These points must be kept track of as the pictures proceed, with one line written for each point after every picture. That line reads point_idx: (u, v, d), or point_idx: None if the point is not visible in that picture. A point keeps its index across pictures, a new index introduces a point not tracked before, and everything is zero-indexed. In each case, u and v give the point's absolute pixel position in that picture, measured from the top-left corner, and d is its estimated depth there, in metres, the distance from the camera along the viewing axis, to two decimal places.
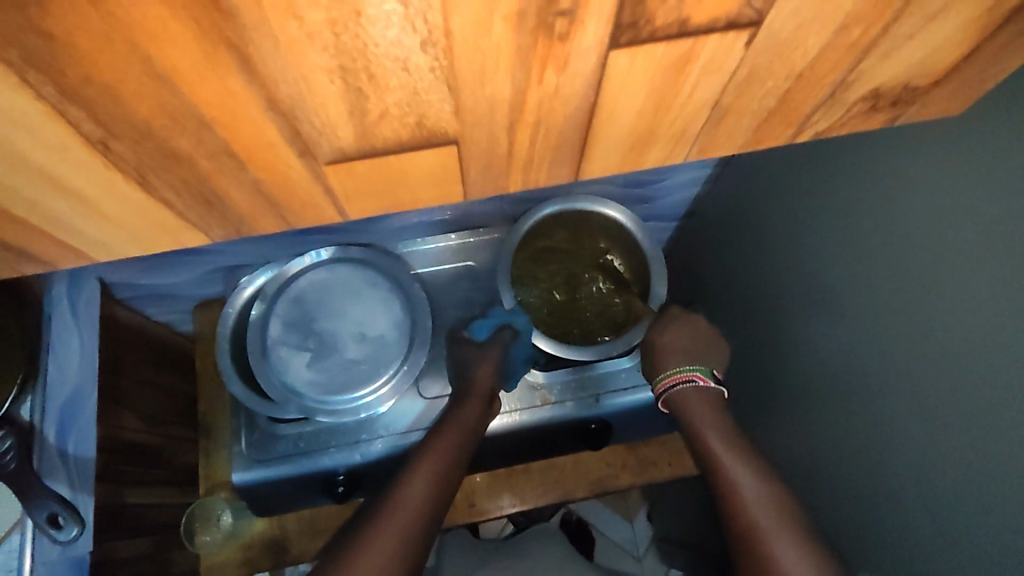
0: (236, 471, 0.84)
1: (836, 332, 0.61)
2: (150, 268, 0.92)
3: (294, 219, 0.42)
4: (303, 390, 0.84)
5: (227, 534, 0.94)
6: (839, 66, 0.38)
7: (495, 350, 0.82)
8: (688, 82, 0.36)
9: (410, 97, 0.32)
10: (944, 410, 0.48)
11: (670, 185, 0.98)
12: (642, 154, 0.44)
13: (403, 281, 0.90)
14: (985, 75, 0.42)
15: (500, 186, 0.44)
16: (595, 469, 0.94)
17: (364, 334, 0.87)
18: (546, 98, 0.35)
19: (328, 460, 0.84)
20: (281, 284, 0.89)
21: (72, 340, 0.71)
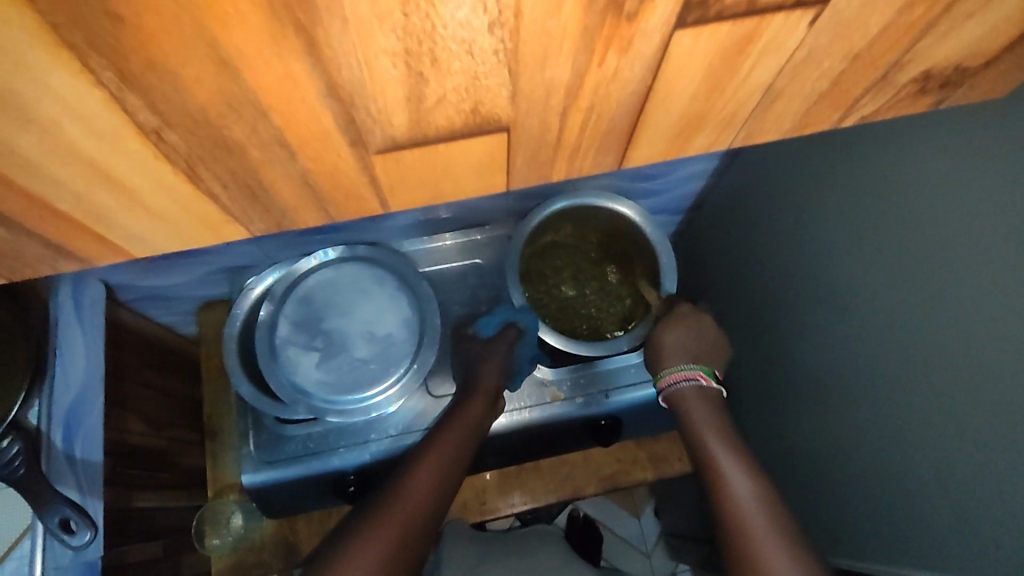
0: (246, 473, 0.81)
1: (862, 323, 0.61)
2: (151, 269, 0.90)
3: (336, 212, 0.41)
4: (312, 391, 0.81)
5: (238, 536, 0.95)
6: (896, 46, 0.37)
7: (500, 350, 0.82)
8: (746, 64, 0.36)
9: (469, 82, 0.31)
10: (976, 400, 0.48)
11: (680, 177, 0.96)
12: (687, 141, 0.43)
13: (412, 279, 0.87)
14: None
15: (543, 175, 0.43)
16: (606, 465, 0.97)
17: (372, 334, 0.84)
18: (604, 82, 0.34)
19: (337, 461, 0.81)
20: (289, 284, 0.86)
21: (76, 342, 0.71)
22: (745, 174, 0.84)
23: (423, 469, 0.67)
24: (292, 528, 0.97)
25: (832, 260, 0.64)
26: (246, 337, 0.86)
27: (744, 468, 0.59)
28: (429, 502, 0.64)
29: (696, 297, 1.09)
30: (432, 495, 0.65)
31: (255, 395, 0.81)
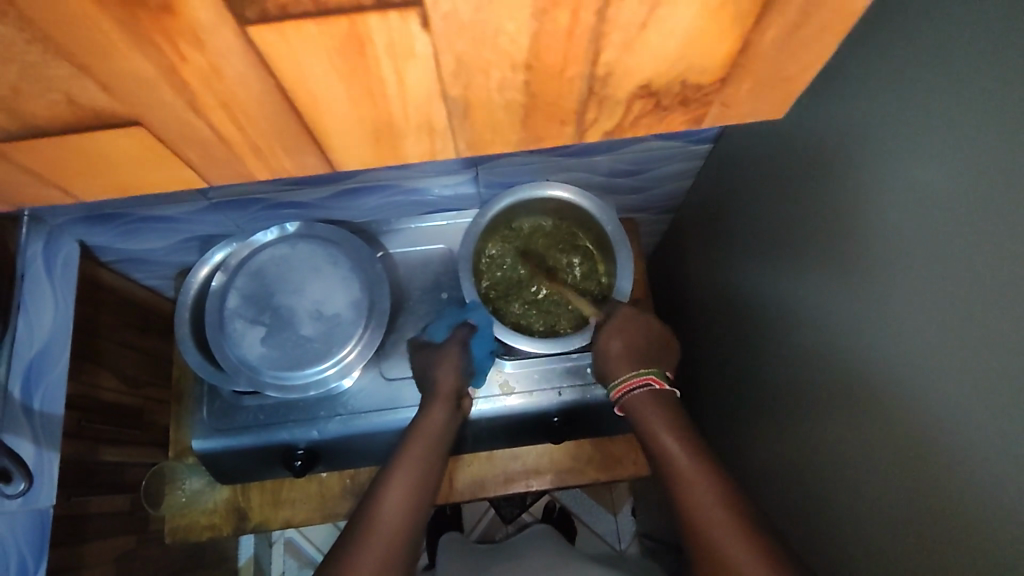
0: (196, 437, 0.82)
1: (846, 317, 0.50)
2: (126, 232, 0.83)
3: (22, 197, 0.40)
4: (256, 365, 0.79)
5: (191, 498, 0.89)
6: (573, 56, 0.33)
7: (453, 351, 0.76)
8: (383, 67, 0.32)
9: (31, 73, 0.29)
10: (912, 434, 0.43)
11: (664, 172, 0.89)
12: (398, 145, 0.40)
13: (365, 260, 0.84)
14: (768, 70, 0.38)
15: (243, 173, 0.40)
16: (563, 461, 0.87)
17: (318, 312, 0.82)
18: (209, 79, 0.31)
19: (286, 435, 0.82)
20: (243, 257, 0.84)
21: (47, 303, 0.76)
22: (721, 172, 0.78)
23: (396, 487, 0.64)
24: (245, 495, 0.89)
25: (815, 241, 0.54)
26: (200, 306, 0.85)
27: (714, 487, 0.57)
28: (411, 514, 0.63)
29: (682, 297, 1.02)
30: (410, 503, 0.64)
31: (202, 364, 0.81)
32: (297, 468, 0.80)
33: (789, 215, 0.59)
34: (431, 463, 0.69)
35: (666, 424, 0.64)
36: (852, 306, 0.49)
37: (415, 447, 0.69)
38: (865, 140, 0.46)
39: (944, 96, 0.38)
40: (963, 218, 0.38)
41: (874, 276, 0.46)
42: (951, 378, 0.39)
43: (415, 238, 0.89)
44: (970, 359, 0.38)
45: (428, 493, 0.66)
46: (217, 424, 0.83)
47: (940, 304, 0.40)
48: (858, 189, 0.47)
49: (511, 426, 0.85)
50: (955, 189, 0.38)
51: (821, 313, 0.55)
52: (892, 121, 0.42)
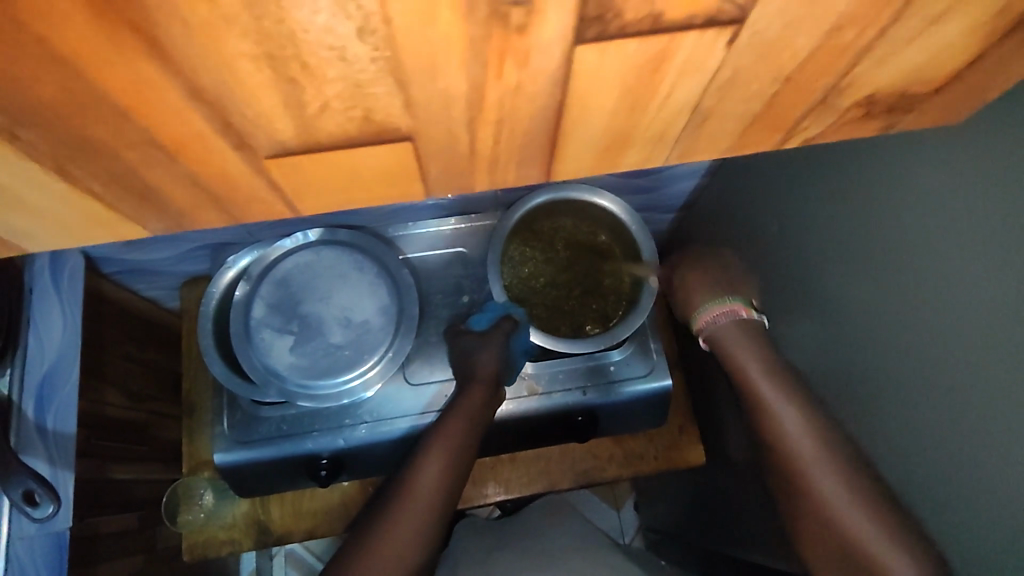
0: (219, 451, 0.84)
1: (841, 328, 0.58)
2: (134, 245, 0.88)
3: (241, 214, 0.39)
4: (286, 374, 0.82)
5: (210, 513, 0.94)
6: (830, 70, 0.35)
7: (498, 340, 0.83)
8: (665, 81, 0.33)
9: (352, 90, 0.29)
10: (892, 437, 0.52)
11: (673, 177, 0.93)
12: (619, 155, 0.41)
13: (392, 267, 0.87)
14: (985, 83, 0.39)
15: (464, 186, 0.41)
16: (582, 459, 0.97)
17: (349, 319, 0.84)
18: (507, 94, 0.32)
19: (312, 444, 0.84)
20: (266, 264, 0.86)
21: (54, 314, 0.73)
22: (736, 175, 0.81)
23: (433, 461, 0.74)
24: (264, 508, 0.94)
25: (813, 258, 0.62)
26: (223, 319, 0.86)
27: (803, 410, 0.54)
28: (442, 492, 0.73)
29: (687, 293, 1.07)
30: (444, 479, 0.74)
31: (227, 375, 0.83)
32: (324, 477, 0.84)
33: (799, 234, 0.64)
34: (466, 441, 0.77)
35: (752, 333, 0.58)
36: (853, 325, 0.56)
37: (453, 427, 0.77)
38: (880, 186, 0.51)
39: (967, 163, 0.44)
40: (966, 270, 0.44)
41: (876, 304, 0.53)
42: (948, 406, 0.46)
43: (428, 242, 0.92)
44: (958, 389, 0.45)
45: (458, 471, 0.75)
46: (239, 437, 0.84)
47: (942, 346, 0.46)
48: (858, 229, 0.54)
49: (534, 428, 0.91)
50: (949, 267, 0.45)
51: (827, 328, 0.60)
52: (902, 173, 0.49)
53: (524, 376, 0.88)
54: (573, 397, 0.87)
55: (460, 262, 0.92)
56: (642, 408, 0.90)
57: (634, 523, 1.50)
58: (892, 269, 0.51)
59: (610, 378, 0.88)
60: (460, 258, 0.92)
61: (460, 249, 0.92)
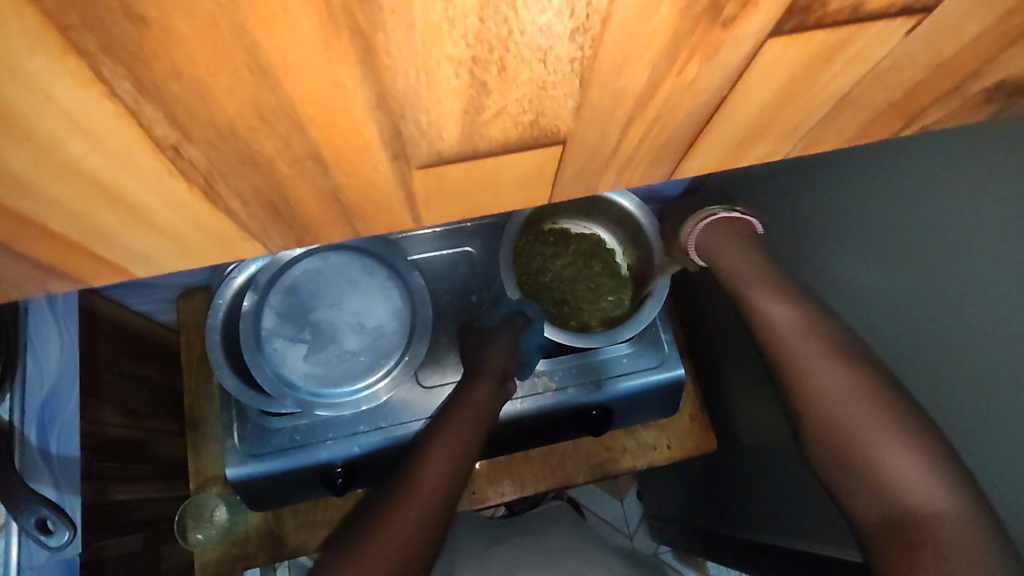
0: (230, 466, 0.82)
1: (873, 313, 0.61)
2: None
3: (364, 227, 0.37)
4: (299, 383, 0.81)
5: (224, 530, 0.96)
6: (981, 56, 0.35)
7: (506, 337, 0.85)
8: (828, 73, 0.32)
9: (534, 92, 0.27)
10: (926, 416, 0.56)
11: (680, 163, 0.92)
12: (746, 151, 0.40)
13: (402, 270, 0.85)
14: None
15: (589, 189, 0.40)
16: (594, 453, 1.02)
17: (362, 325, 0.84)
18: (678, 91, 0.30)
19: (325, 453, 0.83)
20: (274, 271, 0.81)
21: (53, 340, 0.71)
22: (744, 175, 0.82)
23: (439, 449, 0.75)
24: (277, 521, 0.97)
25: (838, 243, 0.64)
26: (230, 329, 0.82)
27: (794, 307, 0.65)
28: (448, 483, 0.73)
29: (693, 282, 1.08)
30: (449, 472, 0.74)
31: (239, 388, 0.80)
32: (339, 486, 0.83)
33: (818, 223, 0.67)
34: (473, 431, 0.78)
35: (765, 277, 0.70)
36: (883, 310, 0.59)
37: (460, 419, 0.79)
38: (910, 181, 0.54)
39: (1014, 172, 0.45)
40: (993, 267, 0.47)
41: (905, 293, 0.56)
42: (975, 392, 0.50)
43: (431, 243, 0.89)
44: (983, 378, 0.49)
45: (466, 463, 0.76)
46: (252, 448, 0.83)
47: (973, 336, 0.49)
48: (889, 221, 0.57)
49: (549, 425, 0.91)
50: (986, 266, 0.48)
51: (859, 313, 0.63)
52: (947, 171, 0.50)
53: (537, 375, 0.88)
54: (586, 393, 0.87)
55: (467, 262, 0.90)
56: (649, 397, 0.91)
57: (638, 512, 1.51)
58: (925, 261, 0.53)
59: (618, 372, 0.87)
60: (467, 257, 0.90)
61: (467, 248, 0.90)
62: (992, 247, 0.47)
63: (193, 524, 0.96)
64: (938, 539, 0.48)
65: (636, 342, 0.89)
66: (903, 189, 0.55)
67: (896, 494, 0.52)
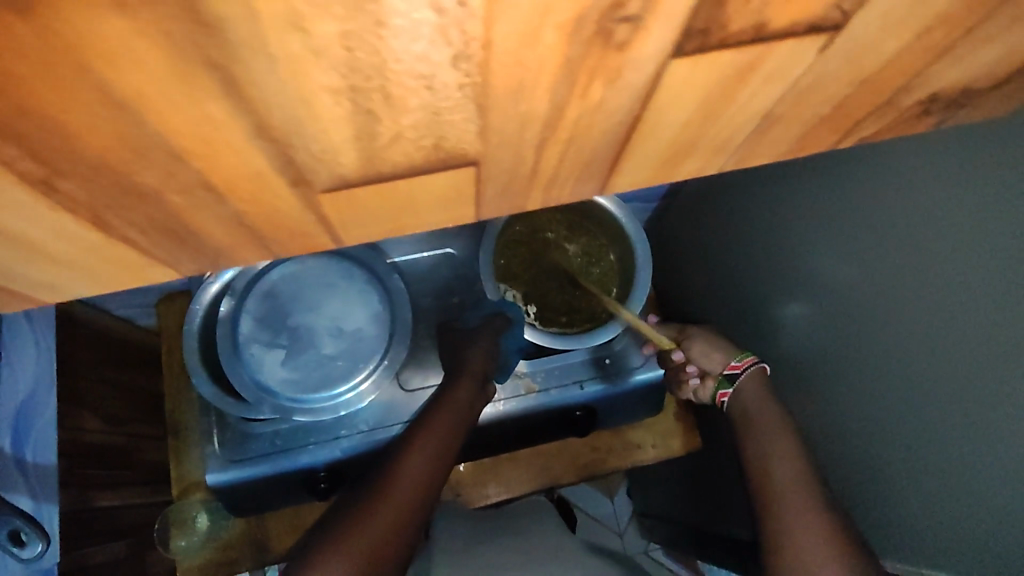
0: (211, 471, 0.81)
1: (845, 321, 0.61)
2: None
3: (280, 249, 0.36)
4: (277, 389, 0.80)
5: (205, 535, 0.96)
6: (908, 71, 0.34)
7: (485, 338, 0.83)
8: (746, 91, 0.31)
9: (430, 118, 0.27)
10: (903, 423, 0.56)
11: None
12: (677, 166, 0.39)
13: (380, 273, 0.84)
14: None
15: (517, 206, 0.39)
16: (580, 453, 1.03)
17: (339, 329, 0.82)
18: (587, 112, 0.30)
19: (308, 458, 0.82)
20: (250, 278, 0.80)
21: (23, 344, 0.64)
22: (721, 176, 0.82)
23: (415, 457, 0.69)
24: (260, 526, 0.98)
25: (813, 248, 0.64)
26: (208, 334, 0.83)
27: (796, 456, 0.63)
28: (425, 491, 0.68)
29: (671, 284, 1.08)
30: (427, 477, 0.69)
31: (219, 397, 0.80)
32: (322, 490, 0.83)
33: (801, 226, 0.66)
34: (450, 440, 0.74)
35: (773, 415, 0.67)
36: (867, 313, 0.58)
37: (437, 426, 0.74)
38: (890, 181, 0.53)
39: (980, 175, 0.45)
40: (981, 257, 0.46)
41: (881, 298, 0.55)
42: (968, 390, 0.48)
43: (412, 245, 0.87)
44: (978, 373, 0.47)
45: (441, 472, 0.71)
46: (232, 455, 0.81)
47: (963, 333, 0.48)
48: (864, 225, 0.57)
49: (532, 425, 0.91)
50: (962, 270, 0.47)
51: (833, 318, 0.62)
52: (914, 175, 0.50)
53: (520, 375, 0.87)
54: (569, 393, 0.86)
55: (449, 265, 0.89)
56: (632, 396, 0.90)
57: (628, 510, 1.50)
58: (902, 267, 0.53)
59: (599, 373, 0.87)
60: (449, 259, 0.89)
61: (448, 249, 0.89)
62: (980, 240, 0.46)
63: (177, 531, 0.96)
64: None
65: (618, 340, 0.88)
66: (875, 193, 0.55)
67: None
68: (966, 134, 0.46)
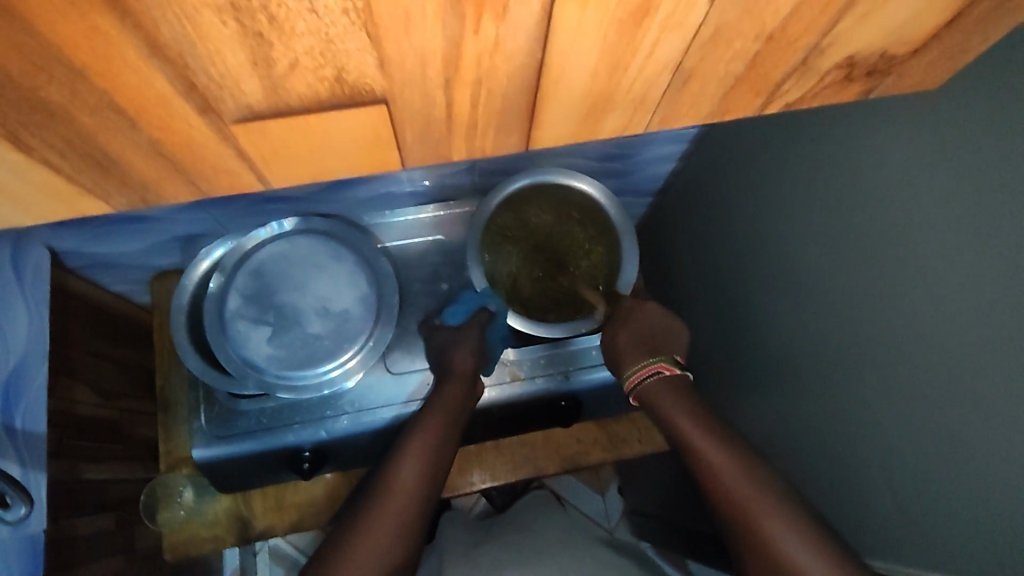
0: (197, 448, 0.79)
1: (828, 298, 0.60)
2: (100, 234, 0.82)
3: (207, 187, 0.38)
4: (263, 366, 0.78)
5: (190, 512, 0.89)
6: (814, 27, 0.35)
7: (472, 333, 0.79)
8: (647, 38, 0.32)
9: (323, 46, 0.28)
10: (881, 394, 0.53)
11: (651, 158, 0.95)
12: (598, 121, 0.40)
13: (368, 255, 0.83)
14: (968, 46, 0.40)
15: (441, 153, 0.40)
16: (567, 445, 0.92)
17: (326, 309, 0.81)
18: (486, 52, 0.31)
19: (292, 437, 0.80)
20: (241, 256, 0.81)
21: (18, 317, 0.71)
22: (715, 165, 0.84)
23: (409, 460, 0.66)
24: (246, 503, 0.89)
25: (795, 232, 0.65)
26: (196, 311, 0.82)
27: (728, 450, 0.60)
28: (425, 489, 0.66)
29: (666, 278, 1.09)
30: (427, 476, 0.67)
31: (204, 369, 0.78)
32: (307, 471, 0.80)
33: (792, 207, 0.64)
34: (445, 436, 0.71)
35: (696, 414, 0.64)
36: (858, 290, 0.55)
37: (427, 425, 0.71)
38: (872, 148, 0.52)
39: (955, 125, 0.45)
40: (955, 208, 0.44)
41: (866, 267, 0.54)
42: (956, 359, 0.45)
43: (405, 231, 0.89)
44: (964, 336, 0.44)
45: (438, 470, 0.68)
46: (219, 431, 0.80)
47: (948, 292, 0.45)
48: (845, 198, 0.56)
49: (517, 414, 0.88)
50: (941, 225, 0.46)
51: (819, 296, 0.61)
52: (895, 132, 0.50)
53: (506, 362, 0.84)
54: (556, 383, 0.83)
55: (438, 251, 0.89)
56: (623, 391, 0.88)
57: (619, 507, 1.48)
58: (885, 231, 0.51)
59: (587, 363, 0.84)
60: (440, 246, 0.89)
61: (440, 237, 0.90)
62: (956, 192, 0.44)
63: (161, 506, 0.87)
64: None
65: None
66: (856, 163, 0.54)
67: None
68: (943, 86, 0.45)
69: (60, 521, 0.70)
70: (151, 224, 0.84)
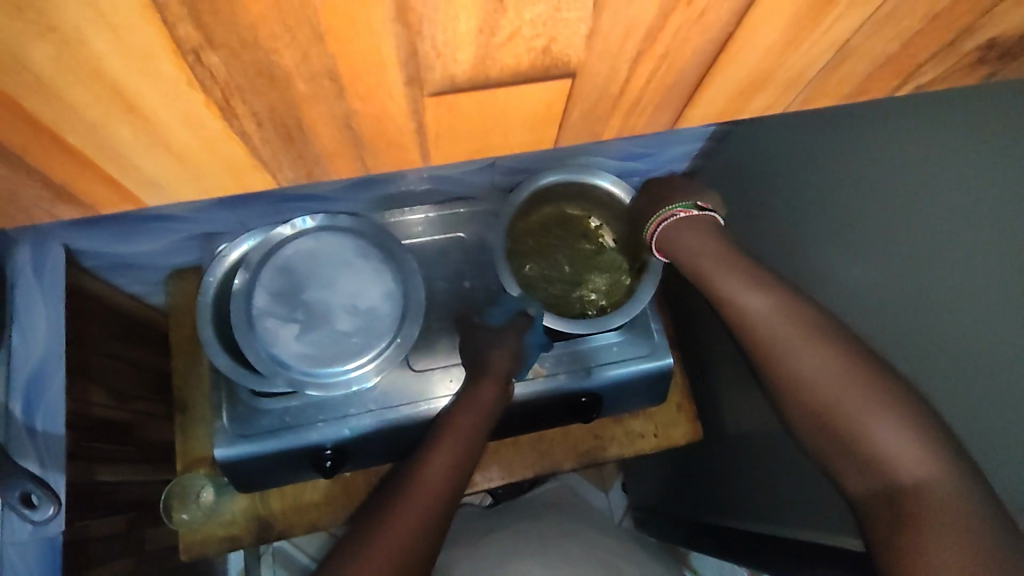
0: (218, 448, 0.72)
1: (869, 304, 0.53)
2: (119, 234, 0.73)
3: (372, 161, 0.38)
4: (292, 363, 0.70)
5: (210, 511, 0.83)
6: (980, 7, 0.35)
7: (512, 336, 0.72)
8: (833, 14, 0.33)
9: (549, 14, 0.28)
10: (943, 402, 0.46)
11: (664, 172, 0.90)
12: (747, 100, 0.41)
13: (396, 252, 0.76)
14: None
15: (596, 130, 0.41)
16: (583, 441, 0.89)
17: (355, 307, 0.73)
18: (688, 23, 0.31)
19: (316, 436, 0.73)
20: (266, 250, 0.74)
21: (37, 310, 0.65)
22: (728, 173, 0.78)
23: (442, 452, 0.60)
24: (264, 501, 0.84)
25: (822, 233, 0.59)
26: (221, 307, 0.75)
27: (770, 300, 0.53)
28: (454, 490, 0.57)
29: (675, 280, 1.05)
30: (455, 475, 0.59)
31: (233, 368, 0.71)
32: (329, 467, 0.73)
33: (824, 207, 0.58)
34: (477, 435, 0.64)
35: (735, 263, 0.56)
36: (881, 304, 0.51)
37: (466, 417, 0.65)
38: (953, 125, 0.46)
39: None
40: None
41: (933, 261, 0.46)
42: None
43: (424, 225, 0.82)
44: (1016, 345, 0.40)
45: (471, 468, 0.61)
46: (241, 429, 0.73)
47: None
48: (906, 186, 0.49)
49: (540, 415, 0.82)
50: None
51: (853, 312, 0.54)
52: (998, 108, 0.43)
53: None
54: (576, 380, 0.77)
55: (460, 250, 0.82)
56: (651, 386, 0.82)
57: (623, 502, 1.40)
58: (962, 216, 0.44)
59: (608, 360, 0.78)
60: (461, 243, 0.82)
61: (460, 233, 0.82)
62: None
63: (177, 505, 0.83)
64: (926, 511, 0.39)
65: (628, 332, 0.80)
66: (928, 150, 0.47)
67: (887, 475, 0.42)
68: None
69: (78, 522, 0.64)
70: (166, 224, 0.75)
